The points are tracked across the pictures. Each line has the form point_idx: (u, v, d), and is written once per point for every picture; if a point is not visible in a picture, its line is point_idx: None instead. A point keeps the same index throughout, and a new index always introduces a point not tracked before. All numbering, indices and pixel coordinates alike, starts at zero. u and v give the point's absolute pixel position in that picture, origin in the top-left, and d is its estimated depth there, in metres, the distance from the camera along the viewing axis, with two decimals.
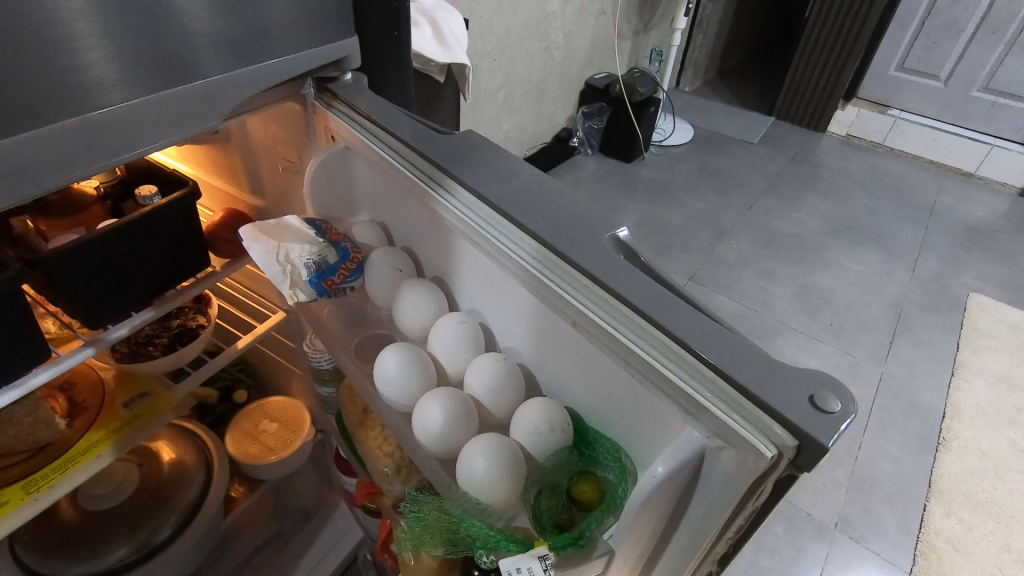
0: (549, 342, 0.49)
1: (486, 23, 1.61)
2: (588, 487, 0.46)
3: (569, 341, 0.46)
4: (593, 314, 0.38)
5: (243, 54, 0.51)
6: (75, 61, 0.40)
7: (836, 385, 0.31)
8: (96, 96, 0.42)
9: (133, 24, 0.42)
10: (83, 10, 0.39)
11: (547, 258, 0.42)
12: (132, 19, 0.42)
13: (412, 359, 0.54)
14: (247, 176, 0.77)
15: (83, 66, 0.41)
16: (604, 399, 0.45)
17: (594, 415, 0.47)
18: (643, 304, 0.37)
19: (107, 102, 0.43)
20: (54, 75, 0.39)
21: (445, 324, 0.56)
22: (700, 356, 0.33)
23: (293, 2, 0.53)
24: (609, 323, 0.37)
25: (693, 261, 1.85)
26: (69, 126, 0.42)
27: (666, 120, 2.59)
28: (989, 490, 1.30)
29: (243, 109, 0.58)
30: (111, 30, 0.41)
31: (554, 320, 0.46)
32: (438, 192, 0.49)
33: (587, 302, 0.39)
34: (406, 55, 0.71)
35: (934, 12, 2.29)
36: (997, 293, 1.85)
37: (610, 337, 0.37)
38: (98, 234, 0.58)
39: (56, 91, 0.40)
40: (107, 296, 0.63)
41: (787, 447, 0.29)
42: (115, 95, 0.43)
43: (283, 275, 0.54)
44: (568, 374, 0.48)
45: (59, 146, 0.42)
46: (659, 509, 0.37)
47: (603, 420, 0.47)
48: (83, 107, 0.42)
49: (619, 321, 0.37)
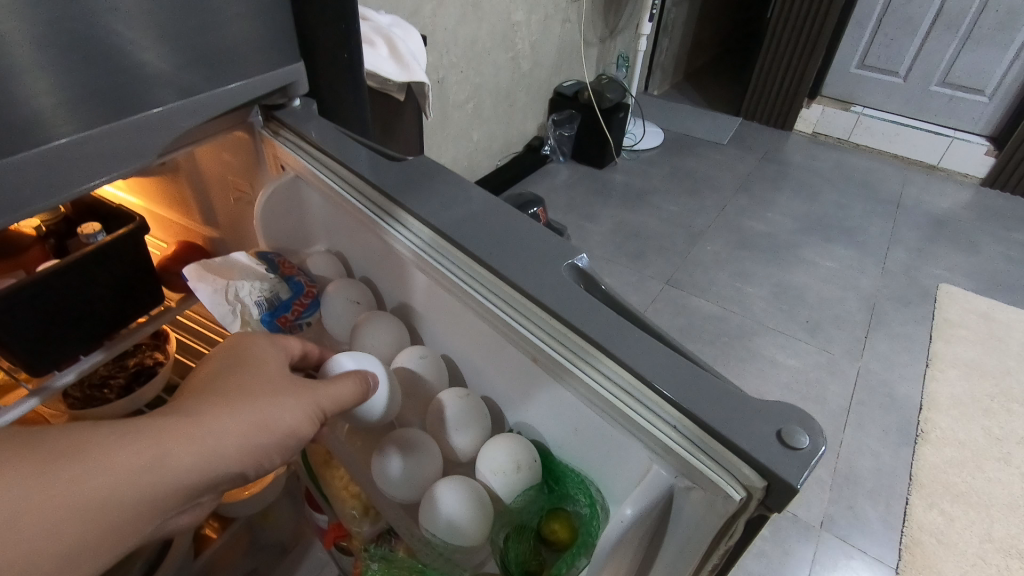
0: (510, 378, 0.48)
1: (451, 35, 1.60)
2: (561, 526, 0.44)
3: (529, 374, 0.44)
4: (557, 352, 0.37)
5: (195, 81, 0.49)
6: (7, 99, 0.38)
7: (806, 417, 0.30)
8: (34, 132, 0.40)
9: (73, 59, 0.40)
10: (13, 47, 0.37)
11: (502, 290, 0.41)
12: (74, 47, 0.40)
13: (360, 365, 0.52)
14: (198, 207, 0.74)
15: (17, 103, 0.38)
16: (570, 435, 0.44)
17: (562, 448, 0.46)
18: (603, 336, 0.36)
19: (47, 137, 0.41)
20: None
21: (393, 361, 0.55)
22: (662, 393, 0.32)
23: (245, 28, 0.51)
24: (575, 362, 0.36)
25: (669, 264, 1.85)
26: (3, 165, 0.39)
27: (636, 124, 2.60)
28: (967, 480, 1.31)
29: (187, 142, 0.56)
30: (47, 67, 0.39)
31: (516, 357, 0.45)
32: (396, 229, 0.48)
33: (546, 338, 0.38)
34: (358, 74, 0.69)
35: (890, 10, 2.35)
36: (965, 283, 1.89)
37: (568, 371, 0.36)
38: (37, 278, 0.55)
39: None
40: (53, 340, 0.59)
41: (756, 488, 0.29)
42: (54, 130, 0.41)
43: (232, 315, 0.54)
44: (532, 406, 0.47)
45: None
46: (629, 557, 0.36)
47: (575, 458, 0.45)
48: (20, 143, 0.39)
49: (586, 362, 0.36)
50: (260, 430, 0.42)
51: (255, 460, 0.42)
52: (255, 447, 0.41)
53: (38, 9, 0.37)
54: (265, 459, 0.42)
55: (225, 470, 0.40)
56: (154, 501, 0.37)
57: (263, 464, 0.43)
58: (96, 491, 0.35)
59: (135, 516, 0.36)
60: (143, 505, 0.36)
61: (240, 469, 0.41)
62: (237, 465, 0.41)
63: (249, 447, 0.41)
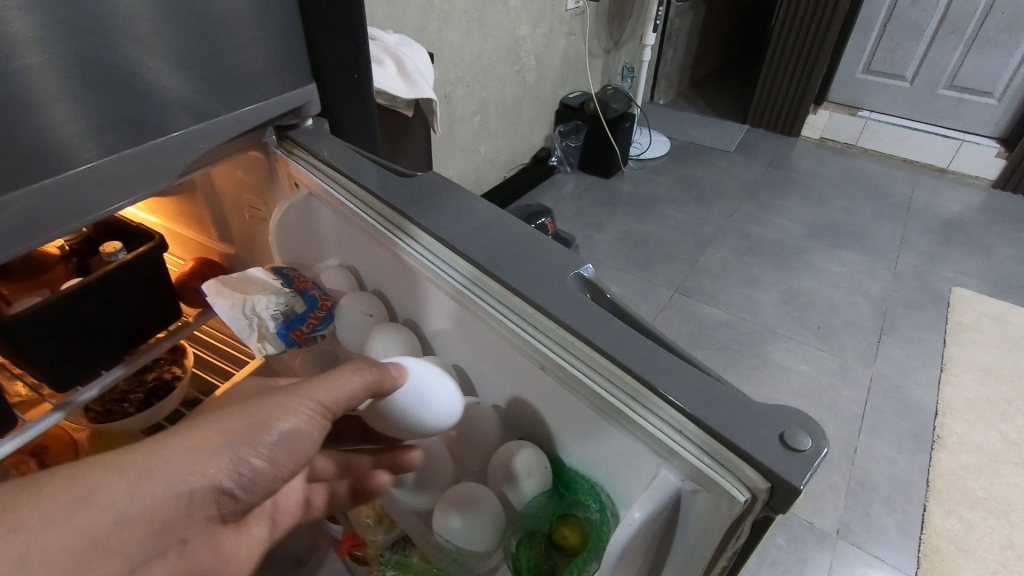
0: (520, 388, 0.49)
1: (457, 50, 1.63)
2: (572, 531, 0.47)
3: (538, 382, 0.45)
4: (564, 360, 0.38)
5: (212, 104, 0.51)
6: (35, 126, 0.40)
7: (808, 420, 0.31)
8: (61, 157, 0.42)
9: (98, 86, 0.42)
10: (39, 76, 0.39)
11: (508, 300, 0.42)
12: (97, 76, 0.42)
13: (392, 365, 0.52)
14: (214, 224, 0.76)
15: (43, 130, 0.40)
16: (578, 442, 0.45)
17: (571, 456, 0.47)
18: (610, 344, 0.37)
19: (73, 162, 0.43)
20: (18, 137, 0.39)
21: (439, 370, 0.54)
22: (668, 398, 0.33)
23: (259, 52, 0.53)
24: (583, 369, 0.37)
25: (677, 272, 1.85)
26: (30, 190, 0.41)
27: (642, 133, 2.62)
28: (986, 486, 1.30)
29: (205, 162, 0.57)
30: (74, 94, 0.41)
31: (524, 366, 0.46)
32: (406, 242, 0.49)
33: (554, 346, 0.39)
34: (368, 93, 0.71)
35: (895, 15, 2.36)
36: (979, 286, 1.87)
37: (576, 378, 0.37)
38: (62, 295, 0.57)
39: (21, 154, 0.40)
40: (76, 356, 0.61)
41: (760, 489, 0.30)
42: (79, 155, 0.43)
43: (250, 328, 0.56)
44: (541, 415, 0.48)
45: (22, 211, 0.41)
46: (640, 560, 0.37)
47: (582, 465, 0.46)
48: (47, 168, 0.41)
49: (595, 370, 0.37)
50: (216, 439, 0.43)
51: (221, 468, 0.43)
52: (215, 456, 0.43)
53: (63, 42, 0.39)
54: (238, 464, 0.44)
55: (187, 485, 0.42)
56: (126, 533, 0.39)
57: (239, 469, 0.44)
58: (58, 543, 0.36)
59: (115, 553, 0.39)
60: (114, 540, 0.38)
61: (208, 481, 0.43)
62: (200, 476, 0.42)
63: (207, 457, 0.43)
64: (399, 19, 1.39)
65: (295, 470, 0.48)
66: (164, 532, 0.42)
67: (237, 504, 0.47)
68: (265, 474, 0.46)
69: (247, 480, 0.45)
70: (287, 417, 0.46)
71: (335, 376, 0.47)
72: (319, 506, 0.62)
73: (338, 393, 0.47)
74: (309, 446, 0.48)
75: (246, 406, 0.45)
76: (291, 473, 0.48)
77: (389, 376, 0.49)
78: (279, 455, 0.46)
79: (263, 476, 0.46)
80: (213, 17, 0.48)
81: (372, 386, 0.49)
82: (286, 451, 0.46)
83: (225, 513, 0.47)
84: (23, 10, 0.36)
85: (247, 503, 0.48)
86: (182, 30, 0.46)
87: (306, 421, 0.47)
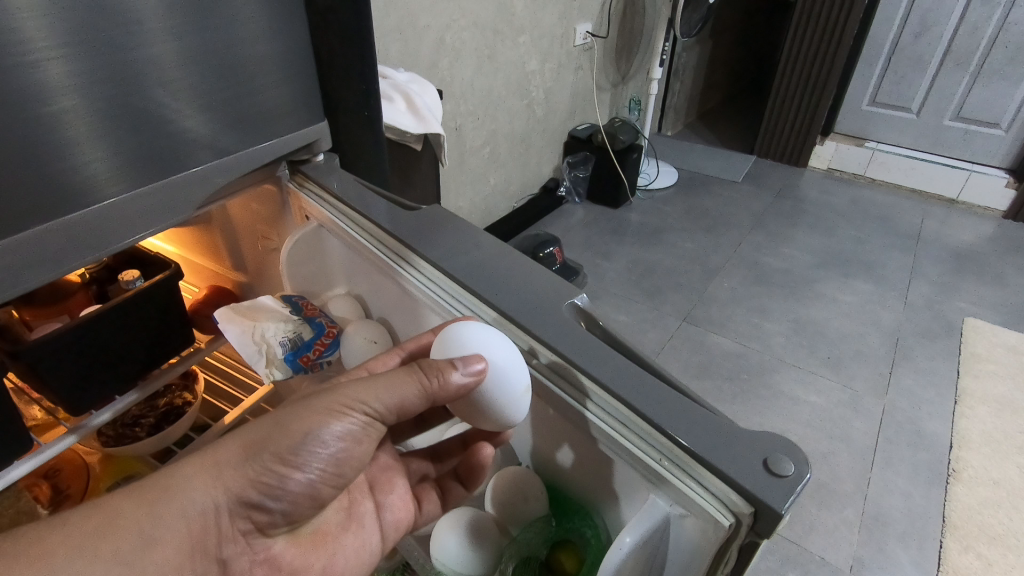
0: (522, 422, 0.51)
1: (468, 85, 1.68)
2: (567, 557, 0.50)
3: (539, 414, 0.47)
4: (564, 393, 0.41)
5: (232, 142, 0.54)
6: (71, 164, 0.43)
7: (790, 446, 0.33)
8: (92, 190, 0.45)
9: (128, 126, 0.45)
10: (75, 117, 0.41)
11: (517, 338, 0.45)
12: (125, 117, 0.45)
13: (476, 340, 0.44)
14: (228, 254, 0.79)
15: (77, 167, 0.43)
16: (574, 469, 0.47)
17: (579, 486, 0.48)
18: (605, 375, 0.39)
19: (107, 196, 0.46)
20: (50, 174, 0.42)
21: (522, 389, 0.44)
22: (667, 432, 0.35)
23: (279, 94, 0.57)
24: (585, 406, 0.39)
25: (685, 301, 1.86)
26: (68, 220, 0.44)
27: (650, 164, 2.66)
28: (1005, 521, 1.26)
29: (222, 195, 0.60)
30: (107, 133, 0.44)
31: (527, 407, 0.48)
32: (409, 272, 0.52)
33: (556, 380, 0.42)
34: (377, 131, 0.75)
35: (899, 49, 2.40)
36: (992, 317, 1.85)
37: (569, 408, 0.40)
38: (82, 321, 0.59)
39: (52, 189, 0.42)
40: (93, 382, 0.63)
41: (744, 514, 0.31)
42: (106, 191, 0.46)
43: (258, 354, 0.59)
44: (541, 443, 0.50)
45: (57, 234, 0.44)
46: None
47: (585, 491, 0.48)
48: (76, 204, 0.44)
49: (595, 404, 0.38)
50: (239, 451, 0.46)
51: (244, 479, 0.46)
52: (236, 467, 0.46)
53: (95, 87, 0.42)
54: (262, 474, 0.46)
55: (211, 497, 0.45)
56: (158, 548, 0.42)
57: (265, 479, 0.46)
58: (97, 563, 0.39)
59: (154, 566, 0.41)
60: (146, 555, 0.41)
61: (231, 494, 0.45)
62: (223, 489, 0.45)
63: (229, 469, 0.45)
64: (412, 57, 1.45)
65: (335, 475, 0.49)
66: (199, 548, 0.45)
67: (276, 514, 0.49)
68: (296, 481, 0.47)
69: (278, 488, 0.47)
70: (318, 419, 0.46)
71: (386, 379, 0.46)
72: (430, 510, 0.64)
73: (385, 393, 0.46)
74: (342, 453, 0.48)
75: (268, 417, 0.47)
76: (329, 478, 0.49)
77: (452, 372, 0.44)
78: (310, 462, 0.46)
79: (295, 484, 0.47)
80: (236, 62, 0.51)
81: (429, 386, 0.45)
82: (318, 456, 0.46)
83: (268, 523, 0.49)
84: (59, 59, 0.39)
85: (285, 513, 0.49)
86: (206, 76, 0.49)
87: (340, 422, 0.46)
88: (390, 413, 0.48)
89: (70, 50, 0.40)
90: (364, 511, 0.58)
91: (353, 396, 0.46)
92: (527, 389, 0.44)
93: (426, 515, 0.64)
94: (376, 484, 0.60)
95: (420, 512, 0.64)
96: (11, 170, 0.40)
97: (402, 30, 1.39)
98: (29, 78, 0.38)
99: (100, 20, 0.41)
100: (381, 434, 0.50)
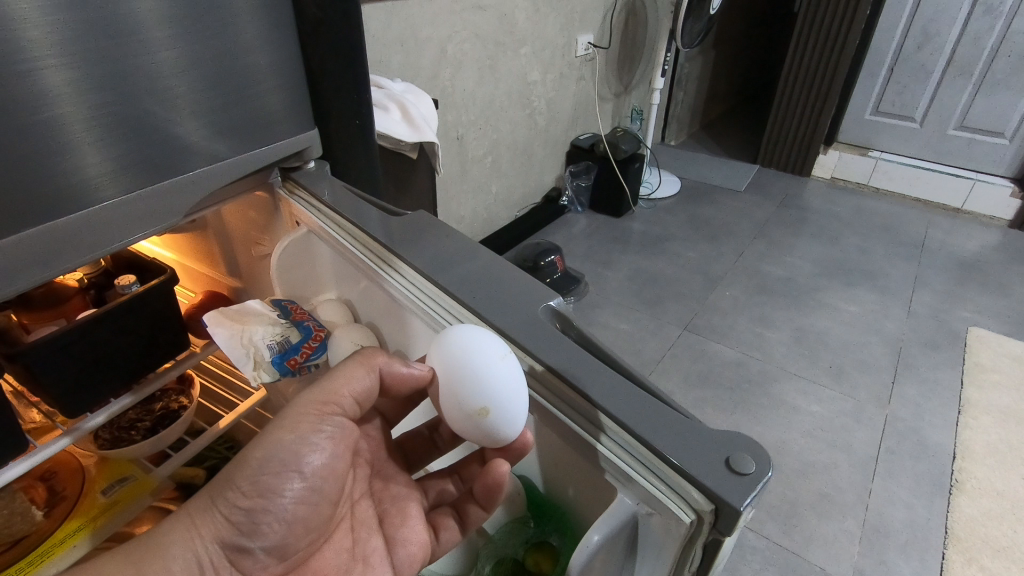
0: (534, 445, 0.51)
1: (469, 94, 1.69)
2: (544, 559, 0.55)
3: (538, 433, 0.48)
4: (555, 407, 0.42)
5: (224, 149, 0.55)
6: (70, 166, 0.44)
7: (754, 446, 0.34)
8: (91, 191, 0.46)
9: (126, 132, 0.47)
10: (73, 119, 0.43)
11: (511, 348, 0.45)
12: (125, 125, 0.46)
13: (433, 349, 0.46)
14: (223, 259, 0.80)
15: (77, 170, 0.45)
16: (572, 485, 0.48)
17: (580, 501, 0.48)
18: (589, 385, 0.40)
19: (105, 197, 0.47)
20: (51, 177, 0.43)
21: (479, 409, 0.44)
22: (647, 442, 0.36)
23: (274, 104, 0.58)
24: (598, 439, 0.38)
25: (686, 310, 1.86)
26: (62, 223, 0.45)
27: (652, 173, 2.67)
28: (1009, 534, 1.24)
29: (213, 202, 0.62)
30: (105, 137, 0.45)
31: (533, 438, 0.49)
32: (390, 277, 0.54)
33: (538, 387, 0.44)
34: (369, 138, 0.77)
35: (901, 59, 2.40)
36: (997, 326, 1.84)
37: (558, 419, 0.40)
38: (78, 324, 0.60)
39: (47, 192, 0.43)
40: (90, 386, 0.64)
41: (705, 511, 0.33)
42: (101, 193, 0.47)
43: (246, 357, 0.60)
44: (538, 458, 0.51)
45: (47, 246, 0.45)
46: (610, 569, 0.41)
47: (578, 510, 0.49)
48: (70, 206, 0.45)
49: (609, 438, 0.37)
50: (204, 500, 0.48)
51: (216, 522, 0.48)
52: (208, 514, 0.48)
53: (97, 94, 0.44)
54: (231, 513, 0.48)
55: (192, 551, 0.47)
56: None
57: (235, 518, 0.48)
58: None
59: None
60: None
61: (206, 539, 0.48)
62: (199, 538, 0.47)
63: (199, 517, 0.48)
64: (414, 68, 1.47)
65: (311, 494, 0.51)
66: None
67: (259, 553, 0.50)
68: (268, 513, 0.49)
69: (252, 523, 0.49)
70: (270, 442, 0.48)
71: (327, 378, 0.50)
72: (449, 538, 0.60)
73: (334, 388, 0.50)
74: (310, 467, 0.50)
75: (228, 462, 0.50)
76: (304, 499, 0.51)
77: (399, 365, 0.50)
78: (277, 485, 0.49)
79: (269, 515, 0.49)
80: (234, 70, 0.53)
81: (374, 366, 0.51)
82: (286, 476, 0.49)
83: (256, 566, 0.51)
84: (61, 66, 0.41)
85: (274, 549, 0.51)
86: (204, 87, 0.51)
87: (297, 439, 0.49)
88: (345, 408, 0.51)
89: (72, 58, 0.41)
90: (371, 549, 0.57)
91: (305, 407, 0.50)
92: (490, 408, 0.43)
93: (445, 545, 0.60)
94: (386, 518, 0.59)
95: (438, 541, 0.60)
96: (12, 170, 0.41)
97: (404, 42, 1.41)
98: (31, 83, 0.40)
99: (103, 32, 0.42)
100: (353, 439, 0.53)
